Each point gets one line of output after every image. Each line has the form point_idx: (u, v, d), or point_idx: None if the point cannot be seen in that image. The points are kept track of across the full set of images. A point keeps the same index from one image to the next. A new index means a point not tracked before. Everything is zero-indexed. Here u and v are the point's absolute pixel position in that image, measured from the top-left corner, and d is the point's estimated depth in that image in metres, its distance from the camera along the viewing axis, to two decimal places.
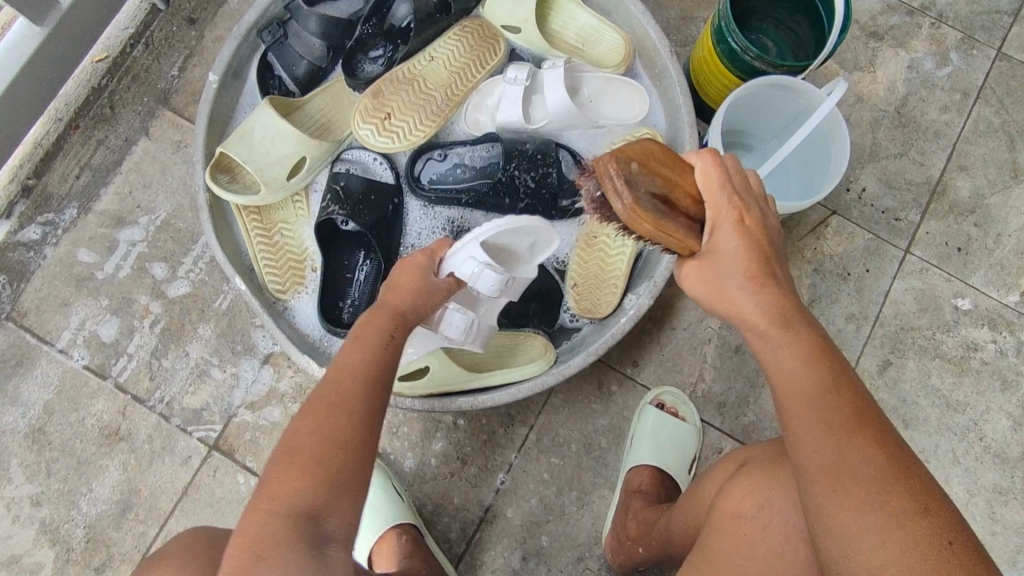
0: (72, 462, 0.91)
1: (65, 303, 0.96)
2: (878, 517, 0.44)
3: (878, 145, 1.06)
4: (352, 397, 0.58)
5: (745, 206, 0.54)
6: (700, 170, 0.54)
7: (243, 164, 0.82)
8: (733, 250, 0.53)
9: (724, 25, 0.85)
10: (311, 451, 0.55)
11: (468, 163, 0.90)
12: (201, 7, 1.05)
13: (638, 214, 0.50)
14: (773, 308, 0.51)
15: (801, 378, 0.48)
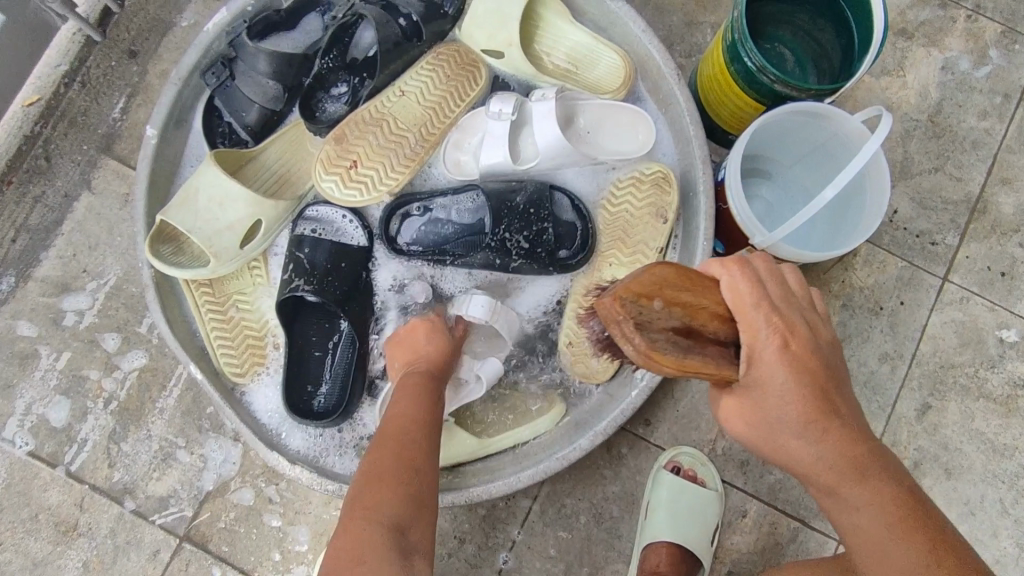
0: (27, 563, 0.83)
1: (9, 384, 0.86)
2: None
3: (911, 159, 0.95)
4: (421, 431, 0.57)
5: (789, 326, 0.46)
6: (726, 285, 0.47)
7: (188, 234, 0.72)
8: (787, 386, 0.46)
9: (739, 40, 0.73)
10: (391, 473, 0.53)
11: (452, 216, 0.80)
12: (143, 38, 0.93)
13: (654, 352, 0.43)
14: (842, 461, 0.47)
15: (889, 544, 0.46)
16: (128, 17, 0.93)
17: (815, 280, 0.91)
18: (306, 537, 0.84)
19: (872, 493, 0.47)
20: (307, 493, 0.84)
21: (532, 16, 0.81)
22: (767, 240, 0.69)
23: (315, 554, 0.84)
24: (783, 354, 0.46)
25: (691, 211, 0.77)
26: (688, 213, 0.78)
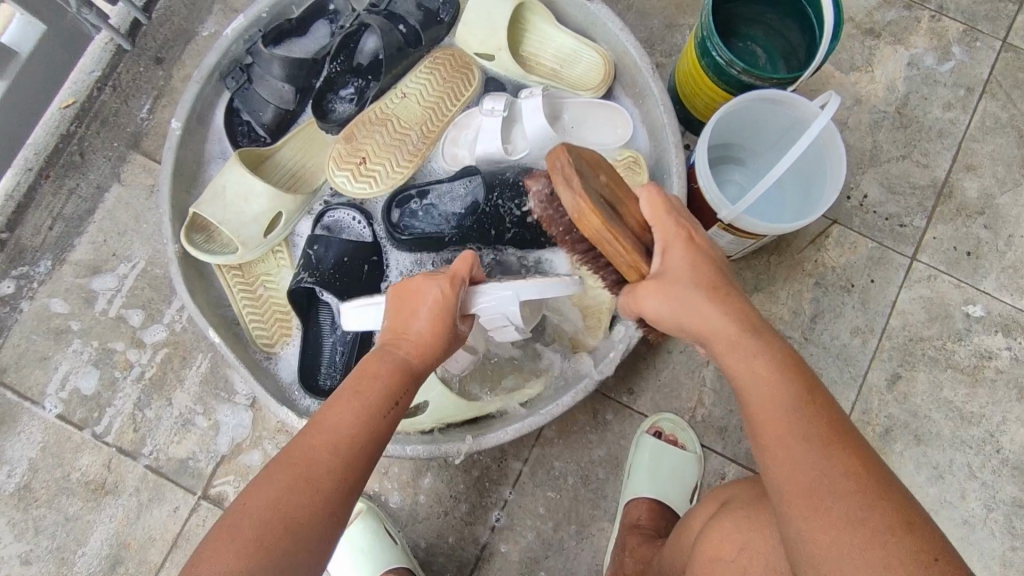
0: (60, 520, 0.90)
1: (45, 357, 0.94)
2: (867, 532, 0.42)
3: (879, 148, 1.01)
4: (323, 487, 0.49)
5: (692, 229, 0.56)
6: (645, 195, 0.56)
7: (219, 226, 0.79)
8: (698, 269, 0.54)
9: (707, 37, 0.81)
10: (261, 533, 0.47)
11: (449, 200, 0.85)
12: (168, 45, 1.02)
13: (588, 211, 0.51)
14: (739, 321, 0.51)
15: (776, 389, 0.48)
16: (155, 27, 1.02)
17: (789, 260, 0.98)
18: None
19: (777, 373, 0.48)
20: None
21: (520, 20, 0.89)
22: (733, 212, 0.76)
23: None
24: (686, 245, 0.55)
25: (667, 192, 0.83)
26: None
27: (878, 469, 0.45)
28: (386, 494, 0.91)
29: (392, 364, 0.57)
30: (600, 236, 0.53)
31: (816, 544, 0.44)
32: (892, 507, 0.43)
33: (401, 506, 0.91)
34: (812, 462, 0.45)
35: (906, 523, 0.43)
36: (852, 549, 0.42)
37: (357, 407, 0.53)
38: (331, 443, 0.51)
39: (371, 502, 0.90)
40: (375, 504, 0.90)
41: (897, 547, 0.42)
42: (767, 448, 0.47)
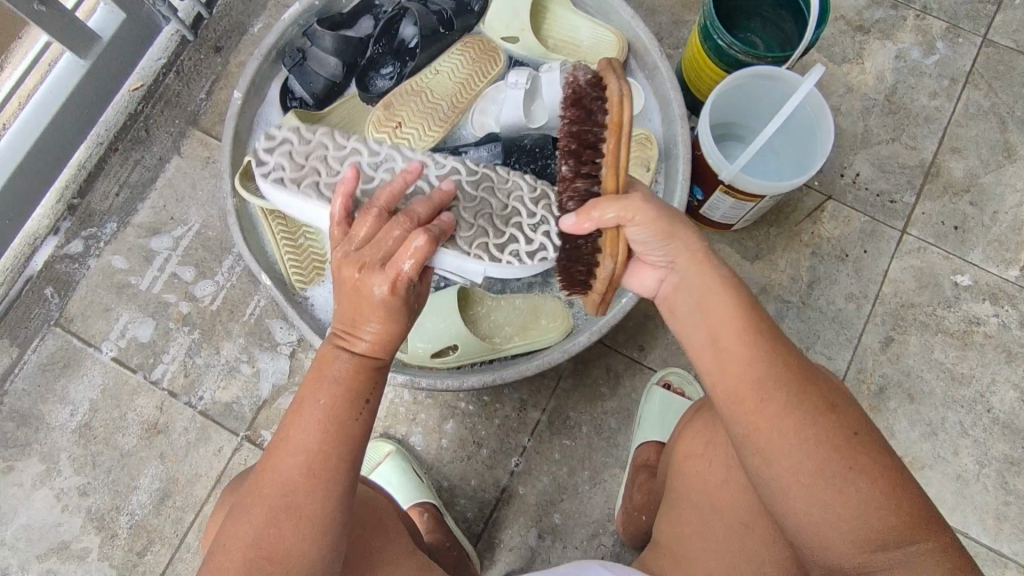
0: (115, 455, 0.99)
1: (108, 308, 1.05)
2: (800, 419, 0.54)
3: (870, 131, 1.10)
4: (295, 500, 0.53)
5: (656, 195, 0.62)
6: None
7: (269, 172, 0.89)
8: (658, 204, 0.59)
9: (709, 24, 0.91)
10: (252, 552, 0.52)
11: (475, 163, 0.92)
12: (226, 36, 1.15)
13: (625, 105, 0.54)
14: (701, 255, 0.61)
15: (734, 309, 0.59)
16: (216, 20, 1.15)
17: (788, 231, 1.06)
18: None
19: (726, 297, 0.60)
20: None
21: (541, 8, 1.01)
22: (732, 172, 0.85)
23: None
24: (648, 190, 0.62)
25: (673, 160, 0.93)
26: (671, 167, 0.94)
27: (807, 371, 0.57)
28: (413, 439, 0.99)
29: (351, 373, 0.57)
30: (623, 130, 0.54)
31: (759, 436, 0.55)
32: (817, 400, 0.55)
33: (427, 451, 0.98)
34: (755, 369, 0.56)
35: (828, 409, 0.55)
36: (788, 433, 0.54)
37: (315, 436, 0.54)
38: (298, 471, 0.53)
39: (399, 444, 0.97)
40: (402, 447, 0.97)
41: (823, 429, 0.54)
42: (720, 360, 0.58)
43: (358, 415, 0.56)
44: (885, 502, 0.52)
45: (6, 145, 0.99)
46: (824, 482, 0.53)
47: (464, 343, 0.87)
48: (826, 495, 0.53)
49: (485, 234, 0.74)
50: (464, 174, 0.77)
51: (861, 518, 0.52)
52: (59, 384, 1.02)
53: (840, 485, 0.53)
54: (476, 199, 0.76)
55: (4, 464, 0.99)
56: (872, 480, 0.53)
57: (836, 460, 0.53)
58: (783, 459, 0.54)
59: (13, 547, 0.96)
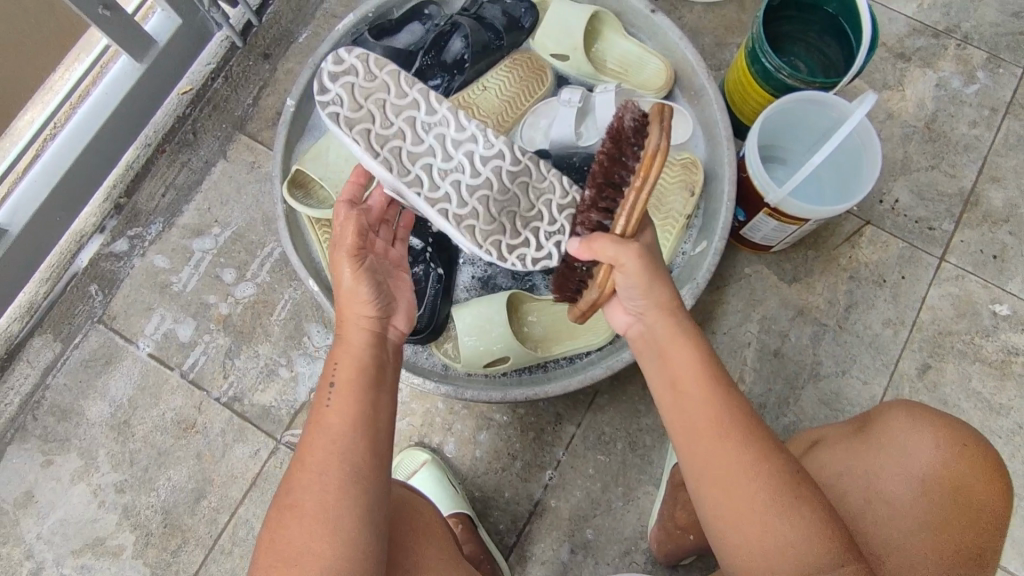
0: (153, 453, 1.01)
1: (150, 307, 1.07)
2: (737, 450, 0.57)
3: (910, 158, 1.10)
4: (319, 478, 0.56)
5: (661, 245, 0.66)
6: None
7: (321, 181, 0.95)
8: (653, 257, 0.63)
9: (758, 47, 0.92)
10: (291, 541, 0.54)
11: None
12: (275, 44, 1.17)
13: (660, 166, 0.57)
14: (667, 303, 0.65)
15: (684, 352, 0.63)
16: (265, 28, 1.17)
17: (826, 255, 1.06)
18: None
19: (686, 342, 0.63)
20: None
21: (593, 30, 1.03)
22: (779, 196, 0.87)
23: None
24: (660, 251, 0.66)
25: (719, 179, 0.95)
26: (714, 189, 0.96)
27: (756, 418, 0.59)
28: (450, 449, 0.99)
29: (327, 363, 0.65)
30: (643, 186, 0.58)
31: (703, 460, 0.58)
32: (761, 441, 0.58)
33: (464, 461, 0.99)
34: (707, 401, 0.59)
35: (771, 450, 0.58)
36: (729, 467, 0.57)
37: (317, 428, 0.59)
38: (310, 470, 0.56)
39: (435, 455, 0.98)
40: (438, 457, 0.98)
41: (764, 466, 0.56)
42: (673, 396, 0.62)
43: (338, 390, 0.61)
44: (810, 536, 0.54)
45: (62, 145, 1.02)
46: (756, 512, 0.55)
47: (515, 355, 0.88)
48: (760, 525, 0.55)
49: (501, 233, 0.74)
50: (506, 165, 0.74)
51: (786, 547, 0.54)
52: (100, 380, 1.04)
53: (770, 517, 0.55)
54: (507, 193, 0.74)
55: (43, 458, 1.01)
56: (807, 513, 0.55)
57: (773, 495, 0.55)
58: (724, 485, 0.57)
59: (49, 541, 0.98)
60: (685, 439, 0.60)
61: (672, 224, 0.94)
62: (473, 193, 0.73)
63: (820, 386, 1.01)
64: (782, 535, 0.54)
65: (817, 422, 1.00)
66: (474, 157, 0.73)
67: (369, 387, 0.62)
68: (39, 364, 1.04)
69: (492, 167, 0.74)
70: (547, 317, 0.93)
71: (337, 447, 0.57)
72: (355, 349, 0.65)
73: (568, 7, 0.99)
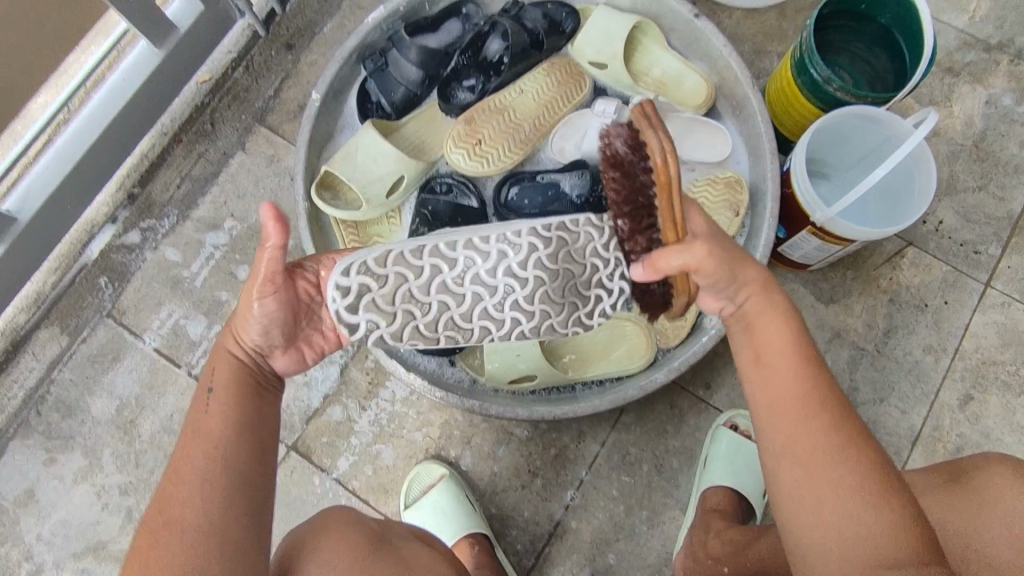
0: (160, 455, 0.97)
1: (160, 303, 1.03)
2: (823, 423, 0.54)
3: (956, 178, 1.05)
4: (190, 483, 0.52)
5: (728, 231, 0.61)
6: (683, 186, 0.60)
7: (348, 182, 0.92)
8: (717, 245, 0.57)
9: (806, 56, 0.88)
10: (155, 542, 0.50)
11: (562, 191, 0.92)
12: (298, 34, 1.12)
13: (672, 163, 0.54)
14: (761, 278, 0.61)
15: (774, 326, 0.59)
16: (288, 17, 1.13)
17: (865, 276, 1.01)
18: (398, 456, 0.96)
19: (778, 319, 0.60)
20: (404, 419, 0.96)
21: (633, 41, 0.99)
22: (826, 215, 0.82)
23: (404, 469, 0.96)
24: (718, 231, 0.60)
25: (762, 197, 0.92)
26: (759, 207, 0.93)
27: (848, 404, 0.56)
28: (469, 464, 0.95)
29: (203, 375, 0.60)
30: (668, 189, 0.54)
31: (781, 427, 0.56)
32: (850, 425, 0.54)
33: (482, 477, 0.95)
34: (794, 372, 0.57)
35: (861, 437, 0.54)
36: (812, 446, 0.54)
37: (194, 437, 0.55)
38: (187, 481, 0.52)
39: (455, 470, 0.94)
40: (455, 471, 0.94)
41: (848, 452, 0.53)
42: (757, 372, 0.59)
43: (217, 396, 0.58)
44: (892, 529, 0.50)
45: (76, 131, 0.98)
46: (832, 495, 0.52)
47: (542, 373, 0.86)
48: (836, 509, 0.51)
49: (575, 308, 0.62)
50: (544, 253, 0.60)
51: (861, 535, 0.50)
52: (107, 377, 1.00)
53: (848, 501, 0.51)
54: (558, 272, 0.61)
55: (46, 456, 0.97)
56: (892, 508, 0.51)
57: (858, 473, 0.52)
58: (802, 455, 0.54)
59: (49, 543, 0.94)
60: (765, 415, 0.57)
61: None
62: (533, 296, 0.61)
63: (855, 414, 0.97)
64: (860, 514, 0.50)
65: None
66: (510, 271, 0.60)
67: (251, 397, 0.59)
68: (45, 357, 1.01)
69: (535, 265, 0.60)
70: (578, 335, 0.91)
71: (214, 453, 0.54)
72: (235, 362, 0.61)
73: (610, 14, 0.96)
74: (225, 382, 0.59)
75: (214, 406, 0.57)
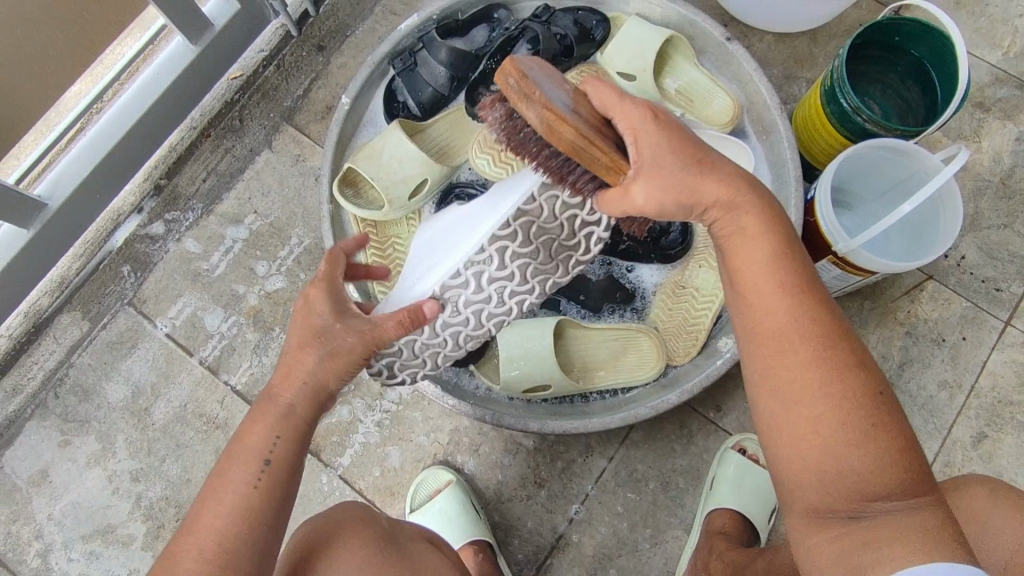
0: (172, 444, 0.98)
1: (180, 294, 1.04)
2: (819, 366, 0.51)
3: (981, 214, 1.04)
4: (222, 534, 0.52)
5: (673, 129, 0.55)
6: (594, 91, 0.55)
7: (372, 181, 0.92)
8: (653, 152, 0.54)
9: (837, 86, 0.87)
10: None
11: None
12: (330, 36, 1.14)
13: (557, 118, 0.51)
14: (732, 185, 0.56)
15: (755, 248, 0.55)
16: (321, 19, 1.14)
17: (883, 308, 1.01)
18: (405, 459, 0.97)
19: (766, 234, 0.55)
20: (413, 423, 0.97)
21: (663, 54, 1.00)
22: (849, 246, 0.82)
23: (411, 473, 0.96)
24: (655, 129, 0.54)
25: (782, 222, 0.92)
26: None
27: (844, 326, 0.53)
28: (475, 471, 0.96)
29: (260, 428, 0.56)
30: (573, 146, 0.52)
31: (775, 374, 0.52)
32: (845, 351, 0.52)
33: (488, 485, 0.95)
34: (783, 308, 0.52)
35: (857, 364, 0.51)
36: (810, 376, 0.51)
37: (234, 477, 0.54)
38: (209, 557, 0.51)
39: (462, 476, 0.95)
40: (461, 477, 0.95)
41: (844, 381, 0.51)
42: (750, 295, 0.54)
43: (271, 473, 0.55)
44: (884, 458, 0.49)
45: (109, 121, 1.01)
46: (826, 425, 0.50)
47: (557, 382, 0.87)
48: (832, 442, 0.50)
49: (569, 255, 0.71)
50: (513, 244, 0.67)
51: (854, 468, 0.49)
52: (124, 363, 1.02)
53: (845, 430, 0.50)
54: (531, 248, 0.68)
55: (61, 438, 0.99)
56: (885, 436, 0.49)
57: (850, 414, 0.50)
58: (799, 407, 0.51)
59: (59, 524, 0.96)
60: (756, 342, 0.54)
61: None
62: (525, 277, 0.70)
63: None
64: (854, 463, 0.49)
65: None
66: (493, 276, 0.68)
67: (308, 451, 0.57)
68: (66, 341, 1.03)
69: (512, 257, 0.67)
70: (591, 345, 0.91)
71: (249, 536, 0.53)
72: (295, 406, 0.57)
73: (642, 26, 0.96)
74: (285, 459, 0.56)
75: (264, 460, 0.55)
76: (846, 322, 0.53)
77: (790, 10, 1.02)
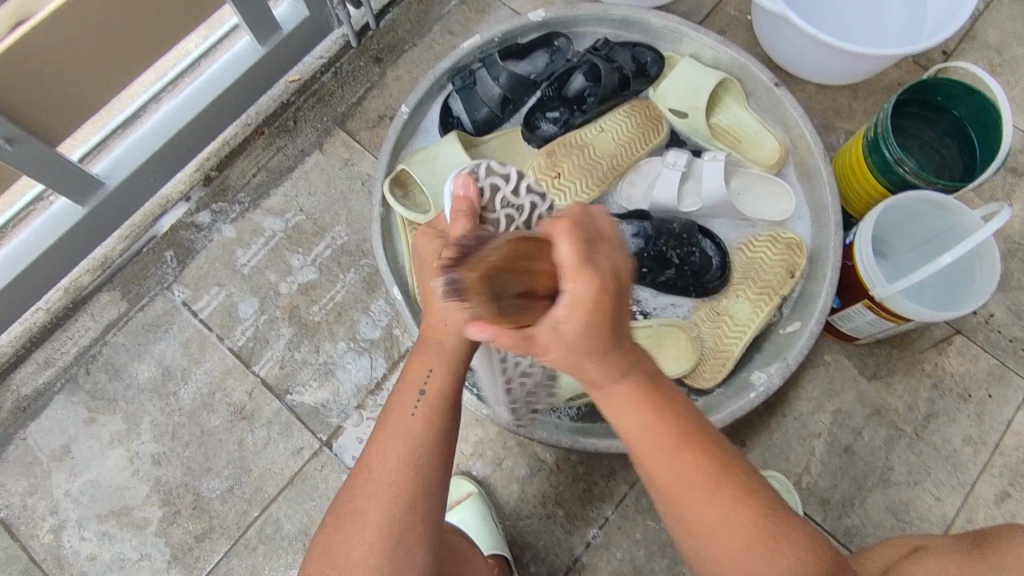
0: (196, 432, 0.99)
1: (219, 283, 1.06)
2: (646, 417, 0.60)
3: (1011, 275, 1.03)
4: (388, 491, 0.58)
5: (602, 290, 0.53)
6: (560, 245, 0.52)
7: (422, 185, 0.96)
8: (575, 306, 0.52)
9: (881, 137, 0.90)
10: (355, 541, 0.57)
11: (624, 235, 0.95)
12: (388, 49, 1.17)
13: (497, 316, 0.47)
14: (589, 323, 0.54)
15: (593, 362, 0.57)
16: (381, 33, 1.18)
17: (910, 358, 1.01)
18: None
19: (584, 341, 0.54)
20: None
21: (715, 96, 1.03)
22: (886, 292, 0.84)
23: None
24: (590, 306, 0.52)
25: (821, 267, 0.93)
26: (815, 275, 0.94)
27: (662, 397, 0.60)
28: (497, 485, 0.96)
29: (417, 364, 0.64)
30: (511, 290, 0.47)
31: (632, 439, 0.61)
32: (732, 481, 0.59)
33: (509, 501, 0.95)
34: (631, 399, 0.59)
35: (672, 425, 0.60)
36: (635, 437, 0.60)
37: (394, 431, 0.61)
38: (380, 481, 0.58)
39: (484, 489, 0.95)
40: (481, 489, 0.95)
41: (739, 515, 0.58)
42: (646, 463, 0.60)
43: (427, 403, 0.62)
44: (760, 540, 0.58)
45: (173, 110, 1.04)
46: (661, 474, 0.60)
47: None
48: (737, 563, 0.58)
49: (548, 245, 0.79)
50: None
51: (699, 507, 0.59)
52: (156, 346, 1.02)
53: (686, 471, 0.59)
54: None
55: (87, 415, 0.99)
56: (784, 539, 0.58)
57: (674, 455, 0.59)
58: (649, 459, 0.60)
59: (76, 500, 0.96)
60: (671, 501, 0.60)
61: (764, 300, 0.95)
62: None
63: (888, 493, 0.96)
64: (694, 502, 0.59)
65: (880, 529, 0.95)
66: None
67: (453, 405, 0.64)
68: (102, 320, 1.04)
69: None
70: None
71: (413, 462, 0.59)
72: (442, 356, 0.64)
73: (696, 67, 1.01)
74: (438, 391, 0.63)
75: (421, 409, 0.62)
76: (729, 445, 0.62)
77: (823, 59, 1.03)
